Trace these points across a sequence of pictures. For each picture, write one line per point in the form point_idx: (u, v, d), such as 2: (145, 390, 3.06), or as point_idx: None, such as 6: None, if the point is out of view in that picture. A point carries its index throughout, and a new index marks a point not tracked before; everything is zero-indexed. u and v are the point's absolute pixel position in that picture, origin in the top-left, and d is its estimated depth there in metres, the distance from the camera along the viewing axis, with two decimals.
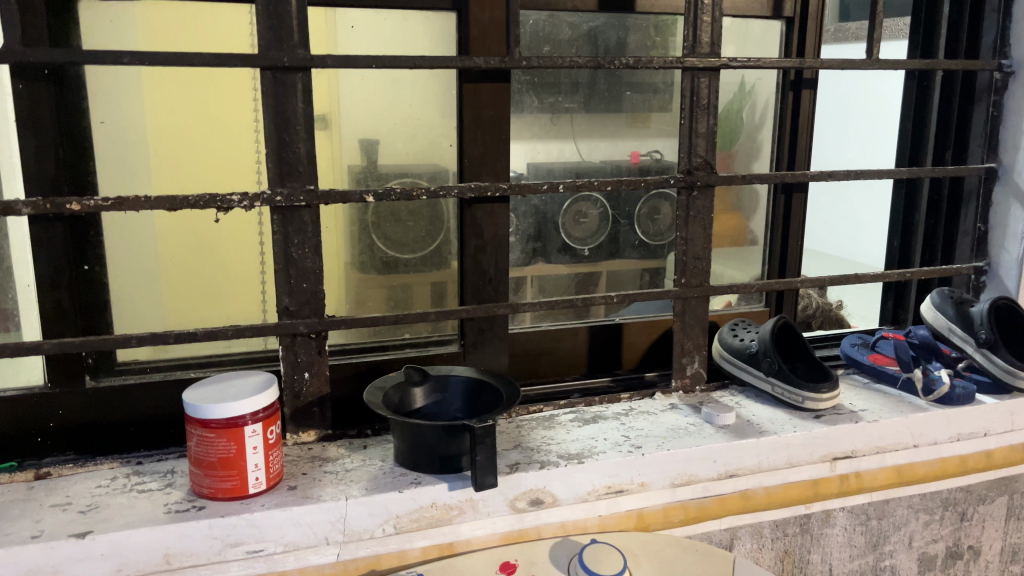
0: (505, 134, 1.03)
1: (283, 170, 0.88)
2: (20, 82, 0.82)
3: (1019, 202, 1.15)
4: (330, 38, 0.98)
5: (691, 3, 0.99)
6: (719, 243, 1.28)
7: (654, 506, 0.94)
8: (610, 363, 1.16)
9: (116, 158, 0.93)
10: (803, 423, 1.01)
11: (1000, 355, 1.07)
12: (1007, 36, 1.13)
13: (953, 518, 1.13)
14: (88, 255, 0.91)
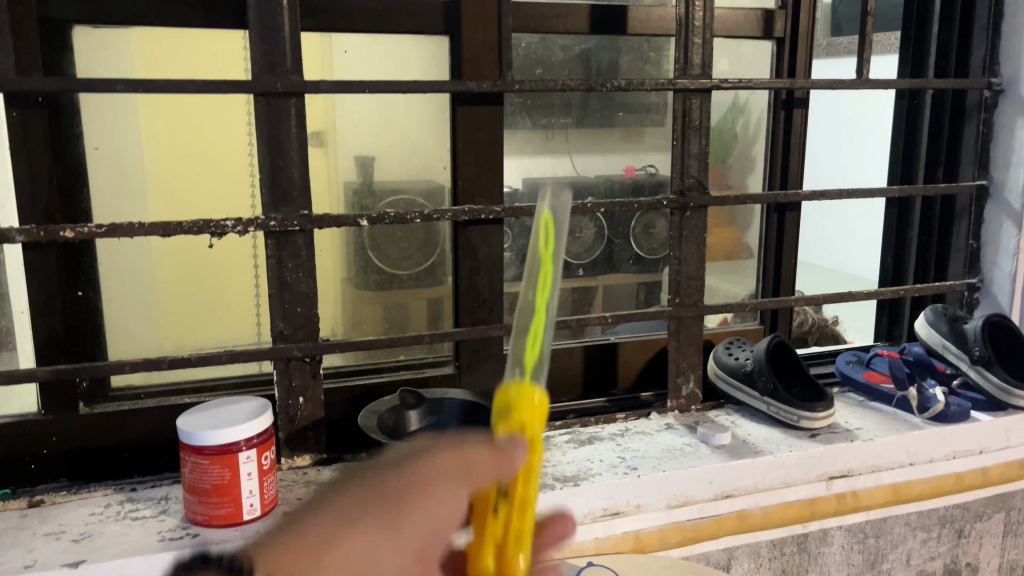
0: (498, 157, 1.03)
1: (277, 195, 0.88)
2: (14, 109, 0.81)
3: (1010, 219, 1.16)
4: (324, 63, 1.00)
5: (682, 25, 1.00)
6: (714, 254, 1.34)
7: (650, 528, 0.94)
8: (605, 383, 1.16)
9: (111, 186, 0.93)
10: (798, 442, 1.01)
11: (994, 372, 1.08)
12: (996, 55, 1.14)
13: (950, 536, 1.12)
14: (82, 281, 0.90)
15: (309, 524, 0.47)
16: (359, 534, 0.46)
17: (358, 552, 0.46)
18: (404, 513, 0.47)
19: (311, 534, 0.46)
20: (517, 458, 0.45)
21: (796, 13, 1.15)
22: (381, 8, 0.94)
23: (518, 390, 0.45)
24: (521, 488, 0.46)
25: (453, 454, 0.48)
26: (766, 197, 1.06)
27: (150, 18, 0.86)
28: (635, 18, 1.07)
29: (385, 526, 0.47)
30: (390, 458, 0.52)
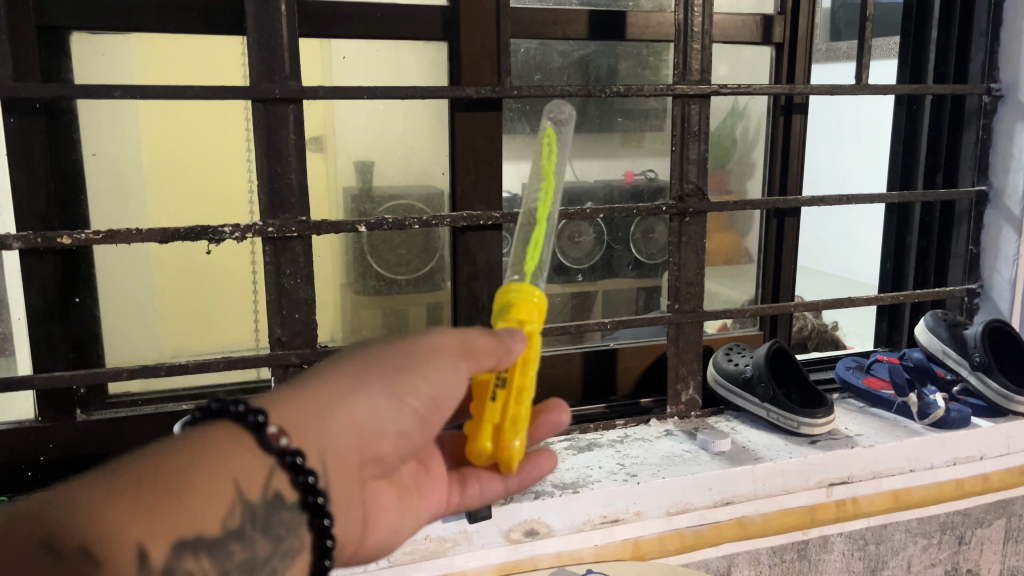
0: (496, 163, 1.03)
1: (275, 202, 0.88)
2: (12, 116, 0.81)
3: (1010, 224, 1.15)
4: (323, 70, 1.00)
5: (681, 31, 0.99)
6: (713, 260, 1.33)
7: (649, 535, 0.93)
8: (605, 389, 1.16)
9: (109, 192, 0.93)
10: (798, 449, 1.01)
11: (994, 378, 1.07)
12: (995, 61, 1.14)
13: (951, 542, 1.12)
14: (80, 288, 0.91)
15: (327, 379, 0.53)
16: (365, 397, 0.52)
17: (370, 409, 0.52)
18: (410, 380, 0.54)
19: (329, 387, 0.52)
20: (514, 345, 0.52)
21: (795, 18, 1.15)
22: (380, 14, 0.94)
23: (521, 289, 0.54)
24: (519, 375, 0.54)
25: (458, 336, 0.55)
26: (765, 203, 1.05)
27: (148, 24, 0.86)
28: (634, 24, 1.07)
29: (393, 388, 0.53)
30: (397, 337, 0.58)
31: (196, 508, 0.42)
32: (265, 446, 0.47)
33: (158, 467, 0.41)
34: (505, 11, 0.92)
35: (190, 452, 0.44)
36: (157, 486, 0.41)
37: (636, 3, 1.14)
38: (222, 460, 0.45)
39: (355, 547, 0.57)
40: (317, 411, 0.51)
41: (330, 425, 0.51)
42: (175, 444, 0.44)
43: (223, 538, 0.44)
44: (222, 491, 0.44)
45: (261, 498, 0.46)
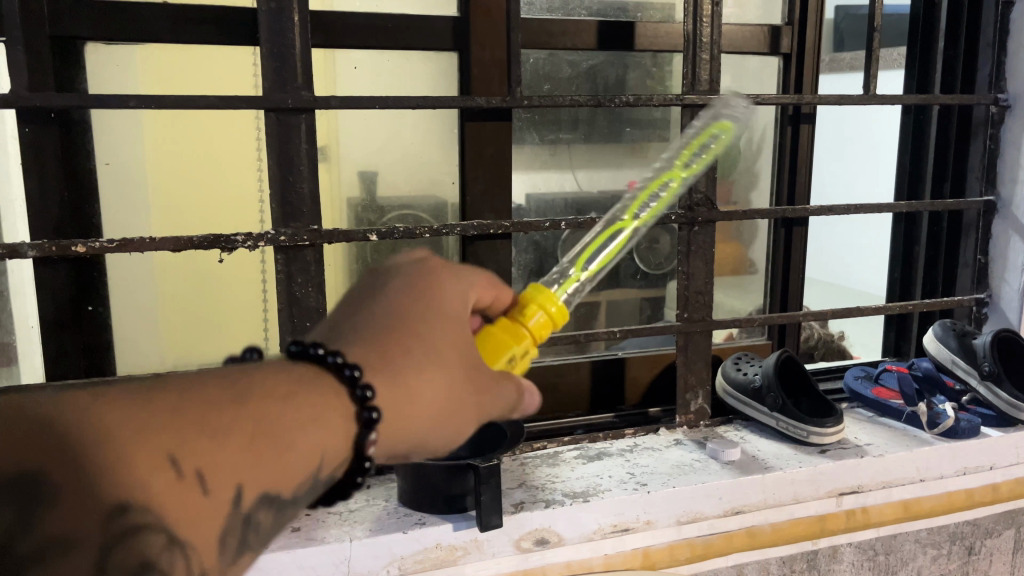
0: (505, 172, 1.03)
1: (286, 211, 0.88)
2: (27, 126, 0.82)
3: (1018, 234, 1.15)
4: (331, 79, 1.01)
5: (690, 41, 1.00)
6: (720, 270, 1.32)
7: (659, 544, 0.94)
8: (614, 398, 1.16)
9: (121, 200, 0.93)
10: (808, 458, 1.01)
11: (1003, 388, 1.07)
12: (1003, 71, 1.14)
13: (960, 552, 1.11)
14: (93, 296, 0.90)
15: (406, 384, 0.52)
16: (443, 429, 0.55)
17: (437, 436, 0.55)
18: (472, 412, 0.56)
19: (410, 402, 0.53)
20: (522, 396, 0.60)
21: (802, 29, 1.16)
22: (391, 25, 0.95)
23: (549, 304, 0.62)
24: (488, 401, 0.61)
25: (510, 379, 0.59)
26: (774, 212, 1.05)
27: (162, 35, 0.87)
28: (643, 34, 1.08)
29: (463, 427, 0.56)
30: (451, 311, 0.56)
31: (284, 471, 0.46)
32: (361, 440, 0.50)
33: (263, 418, 0.45)
34: (516, 21, 0.93)
35: (288, 404, 0.47)
36: (260, 436, 0.45)
37: (643, 14, 1.15)
38: (319, 434, 0.48)
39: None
40: (403, 432, 0.52)
41: (405, 434, 0.53)
42: (282, 393, 0.47)
43: (288, 501, 0.49)
44: (309, 464, 0.48)
45: (326, 476, 0.50)
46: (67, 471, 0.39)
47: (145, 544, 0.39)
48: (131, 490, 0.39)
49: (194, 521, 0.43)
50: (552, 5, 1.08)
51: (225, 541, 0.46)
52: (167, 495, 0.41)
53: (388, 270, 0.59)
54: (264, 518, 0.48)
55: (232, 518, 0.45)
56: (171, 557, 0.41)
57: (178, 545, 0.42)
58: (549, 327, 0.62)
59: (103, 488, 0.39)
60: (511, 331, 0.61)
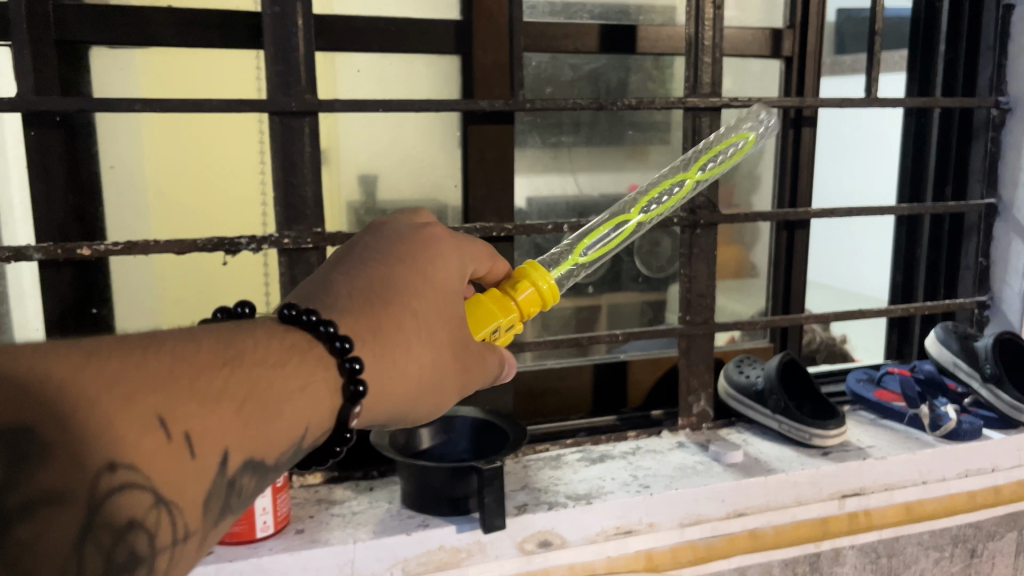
0: (508, 175, 1.04)
1: (290, 214, 0.89)
2: (32, 129, 0.84)
3: (1019, 236, 1.15)
4: (333, 82, 1.00)
5: (692, 44, 1.00)
6: (722, 274, 1.32)
7: (662, 547, 0.94)
8: (616, 401, 1.16)
9: (123, 204, 0.94)
10: (810, 461, 1.01)
11: (1005, 390, 1.07)
12: (1004, 74, 1.15)
13: (963, 555, 1.11)
14: (96, 299, 0.92)
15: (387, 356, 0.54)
16: (419, 398, 0.57)
17: (411, 406, 0.57)
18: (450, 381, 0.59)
19: (393, 373, 0.55)
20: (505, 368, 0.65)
21: (804, 32, 1.16)
22: (393, 28, 0.96)
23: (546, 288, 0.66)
24: None
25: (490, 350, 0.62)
26: (776, 215, 1.06)
27: (166, 39, 0.88)
28: (645, 37, 1.08)
29: (437, 399, 0.59)
30: (440, 283, 0.59)
31: (271, 437, 0.46)
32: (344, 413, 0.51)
33: (252, 382, 0.45)
34: (518, 25, 0.93)
35: (275, 371, 0.47)
36: (249, 401, 0.44)
37: (645, 17, 1.14)
38: (305, 401, 0.48)
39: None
40: (386, 403, 0.55)
41: (384, 404, 0.55)
42: (270, 360, 0.47)
43: (270, 467, 0.48)
44: (293, 431, 0.48)
45: (309, 444, 0.51)
46: (56, 427, 0.37)
47: (128, 503, 0.39)
48: (119, 449, 0.38)
49: (181, 486, 0.42)
50: (554, 8, 1.09)
51: (211, 508, 0.44)
52: (155, 457, 0.40)
53: (380, 238, 0.61)
54: (251, 485, 0.47)
55: (219, 485, 0.44)
56: (154, 517, 0.40)
57: (164, 506, 0.41)
58: (541, 303, 0.66)
59: (91, 446, 0.38)
60: (501, 304, 0.64)
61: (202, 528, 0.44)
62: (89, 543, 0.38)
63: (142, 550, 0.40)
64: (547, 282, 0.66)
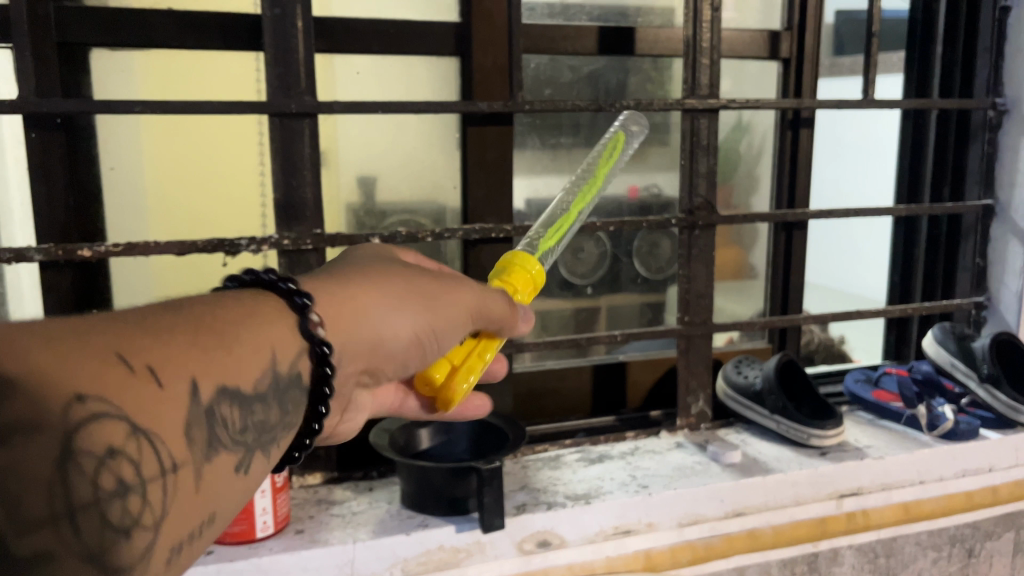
0: (507, 175, 1.04)
1: (290, 215, 0.89)
2: (33, 131, 0.84)
3: (1016, 237, 1.16)
4: (332, 83, 1.00)
5: (690, 46, 1.01)
6: (720, 274, 1.32)
7: (660, 547, 0.94)
8: (615, 401, 1.16)
9: (122, 205, 0.94)
10: (808, 460, 1.01)
11: (1001, 391, 1.07)
12: (1000, 76, 1.16)
13: (961, 555, 1.11)
14: (97, 300, 0.93)
15: (348, 282, 0.57)
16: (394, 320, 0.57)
17: (387, 328, 0.57)
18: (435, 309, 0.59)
19: (358, 296, 0.57)
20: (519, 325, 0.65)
21: (802, 34, 1.16)
22: (393, 30, 0.96)
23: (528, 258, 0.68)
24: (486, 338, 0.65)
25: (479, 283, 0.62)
26: (774, 216, 1.06)
27: (166, 41, 0.88)
28: (644, 39, 1.09)
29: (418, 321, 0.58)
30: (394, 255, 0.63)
31: (233, 362, 0.45)
32: (304, 328, 0.52)
33: (199, 317, 0.45)
34: (517, 27, 0.93)
35: (220, 312, 0.47)
36: (199, 332, 0.44)
37: (643, 19, 1.15)
38: (263, 326, 0.49)
39: (331, 435, 0.67)
40: (355, 325, 0.56)
41: (356, 330, 0.56)
42: (213, 302, 0.47)
43: (249, 397, 0.47)
44: (261, 356, 0.48)
45: (286, 371, 0.50)
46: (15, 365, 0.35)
47: (105, 431, 0.36)
48: (83, 381, 0.36)
49: (157, 417, 0.39)
50: (553, 10, 1.10)
51: (194, 440, 0.43)
52: (124, 389, 0.38)
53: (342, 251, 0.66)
54: (229, 419, 0.46)
55: (196, 417, 0.42)
56: (136, 446, 0.38)
57: (143, 436, 0.38)
58: (535, 284, 0.67)
59: (53, 380, 0.36)
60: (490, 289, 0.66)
61: (187, 460, 0.42)
62: (73, 473, 0.36)
63: (129, 480, 0.37)
64: (535, 263, 0.67)
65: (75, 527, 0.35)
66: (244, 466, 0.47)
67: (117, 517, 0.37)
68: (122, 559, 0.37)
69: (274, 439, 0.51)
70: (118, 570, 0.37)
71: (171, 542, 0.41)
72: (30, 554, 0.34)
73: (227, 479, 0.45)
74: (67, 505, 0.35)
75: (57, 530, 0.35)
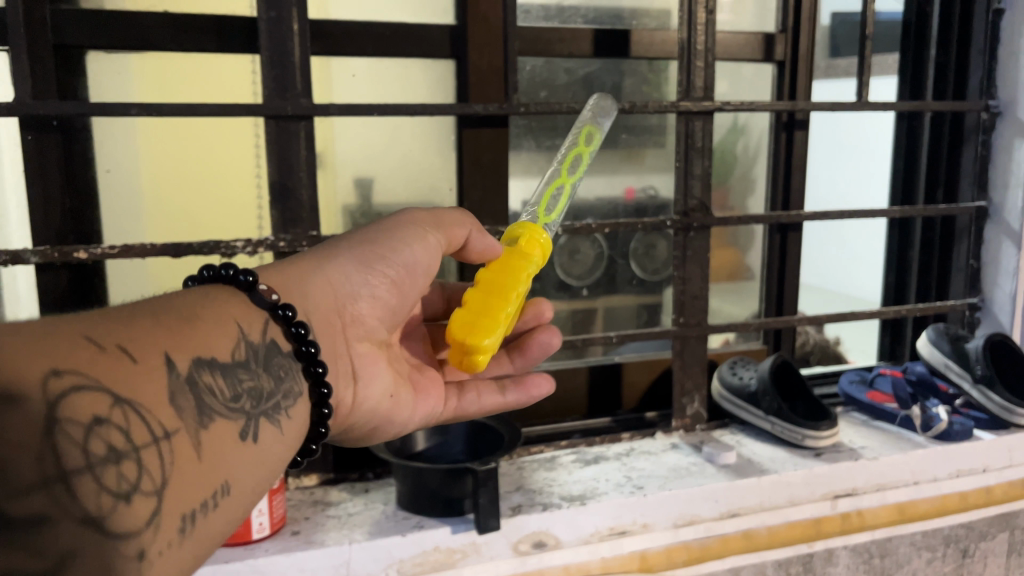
0: (503, 177, 1.05)
1: (286, 217, 0.89)
2: (29, 133, 0.84)
3: (1010, 238, 1.17)
4: (328, 85, 1.00)
5: (684, 49, 1.01)
6: (715, 276, 1.33)
7: (656, 547, 0.94)
8: (610, 403, 1.16)
9: (117, 207, 0.94)
10: (803, 461, 1.02)
11: (995, 391, 1.08)
12: (993, 78, 1.16)
13: (955, 555, 1.11)
14: (93, 302, 0.93)
15: (300, 255, 0.63)
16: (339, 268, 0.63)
17: (340, 275, 0.63)
18: (380, 250, 0.64)
19: (312, 257, 0.63)
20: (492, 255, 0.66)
21: (796, 36, 1.16)
22: (389, 32, 0.96)
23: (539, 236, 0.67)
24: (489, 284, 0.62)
25: (427, 212, 0.68)
26: (769, 218, 1.06)
27: (162, 43, 0.88)
28: (638, 41, 1.09)
29: (362, 259, 0.64)
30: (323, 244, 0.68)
31: (201, 337, 0.48)
32: (259, 300, 0.55)
33: (156, 309, 0.47)
34: (513, 30, 0.94)
35: (178, 306, 0.49)
36: (161, 319, 0.46)
37: (638, 21, 1.15)
38: (221, 307, 0.52)
39: (366, 420, 0.67)
40: (302, 281, 0.61)
41: (308, 287, 0.61)
42: (170, 298, 0.50)
43: (229, 366, 0.49)
44: (227, 331, 0.51)
45: (261, 340, 0.54)
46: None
47: (87, 400, 0.37)
48: (55, 359, 0.37)
49: (140, 388, 0.41)
50: (549, 13, 1.10)
51: (183, 410, 0.43)
52: (96, 363, 0.39)
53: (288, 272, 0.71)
54: (215, 389, 0.47)
55: (179, 387, 0.44)
56: (122, 415, 0.38)
57: (127, 405, 0.39)
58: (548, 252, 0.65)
59: (24, 357, 0.35)
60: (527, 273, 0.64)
61: (178, 428, 0.42)
62: (61, 440, 0.35)
63: (120, 445, 0.37)
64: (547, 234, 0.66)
65: (71, 490, 0.35)
66: (245, 433, 0.49)
67: (113, 482, 0.36)
68: (125, 525, 0.37)
69: (275, 407, 0.53)
70: (119, 535, 0.36)
71: (178, 509, 0.41)
72: (28, 517, 0.33)
73: (228, 445, 0.47)
74: (59, 467, 0.34)
75: (51, 493, 0.34)
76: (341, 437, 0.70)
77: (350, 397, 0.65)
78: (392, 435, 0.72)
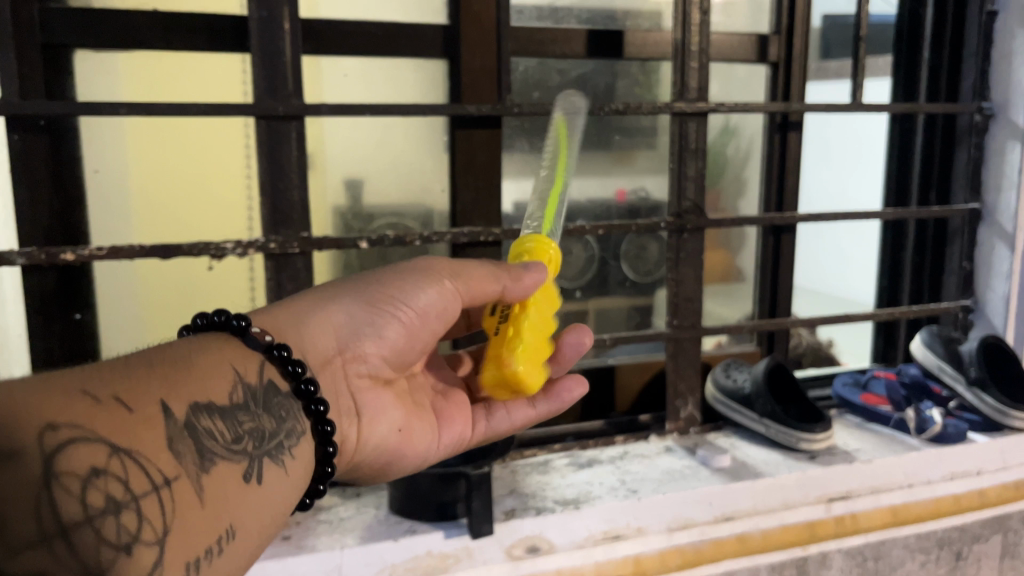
0: (496, 178, 1.04)
1: (276, 218, 0.88)
2: (15, 134, 0.83)
3: (1003, 241, 1.17)
4: (319, 86, 0.99)
5: (679, 49, 1.00)
6: (707, 278, 1.33)
7: (649, 552, 0.92)
8: (604, 405, 1.16)
9: (106, 208, 0.93)
10: (797, 464, 1.02)
11: (988, 394, 1.09)
12: (986, 80, 1.16)
13: (949, 558, 1.09)
14: (79, 304, 0.92)
15: (301, 296, 0.63)
16: (336, 309, 0.62)
17: (340, 315, 0.62)
18: (385, 292, 0.63)
19: (312, 297, 0.63)
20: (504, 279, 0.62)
21: (791, 38, 1.16)
22: (381, 32, 0.96)
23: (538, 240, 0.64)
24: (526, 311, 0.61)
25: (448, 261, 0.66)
26: (764, 220, 1.06)
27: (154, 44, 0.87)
28: (631, 42, 1.09)
29: (366, 300, 0.63)
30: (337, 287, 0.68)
31: (198, 380, 0.47)
32: (254, 342, 0.54)
33: (150, 356, 0.46)
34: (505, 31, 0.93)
35: (172, 351, 0.49)
36: (157, 365, 0.45)
37: (632, 22, 1.15)
38: (218, 351, 0.51)
39: (380, 451, 0.66)
40: (296, 323, 0.60)
41: (303, 330, 0.60)
42: (167, 345, 0.49)
43: (228, 409, 0.48)
44: (224, 372, 0.50)
45: (259, 382, 0.52)
46: None
47: (86, 452, 0.36)
48: (53, 411, 0.36)
49: (141, 437, 0.40)
50: (542, 13, 1.10)
51: (182, 455, 0.42)
52: (94, 413, 0.38)
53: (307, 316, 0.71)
54: (215, 431, 0.46)
55: (179, 433, 0.43)
56: (120, 465, 0.37)
57: (126, 455, 0.38)
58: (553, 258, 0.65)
59: (21, 411, 0.35)
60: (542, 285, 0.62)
61: (179, 474, 0.41)
62: (58, 493, 0.34)
63: (119, 499, 0.36)
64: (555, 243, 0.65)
65: (69, 545, 0.34)
66: (248, 476, 0.48)
67: (113, 534, 0.36)
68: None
69: (278, 446, 0.52)
70: None
71: (183, 558, 0.40)
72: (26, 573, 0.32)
73: (231, 488, 0.46)
74: (59, 524, 0.34)
75: (50, 550, 0.33)
76: (357, 477, 0.69)
77: (353, 434, 0.64)
78: (409, 468, 0.70)
